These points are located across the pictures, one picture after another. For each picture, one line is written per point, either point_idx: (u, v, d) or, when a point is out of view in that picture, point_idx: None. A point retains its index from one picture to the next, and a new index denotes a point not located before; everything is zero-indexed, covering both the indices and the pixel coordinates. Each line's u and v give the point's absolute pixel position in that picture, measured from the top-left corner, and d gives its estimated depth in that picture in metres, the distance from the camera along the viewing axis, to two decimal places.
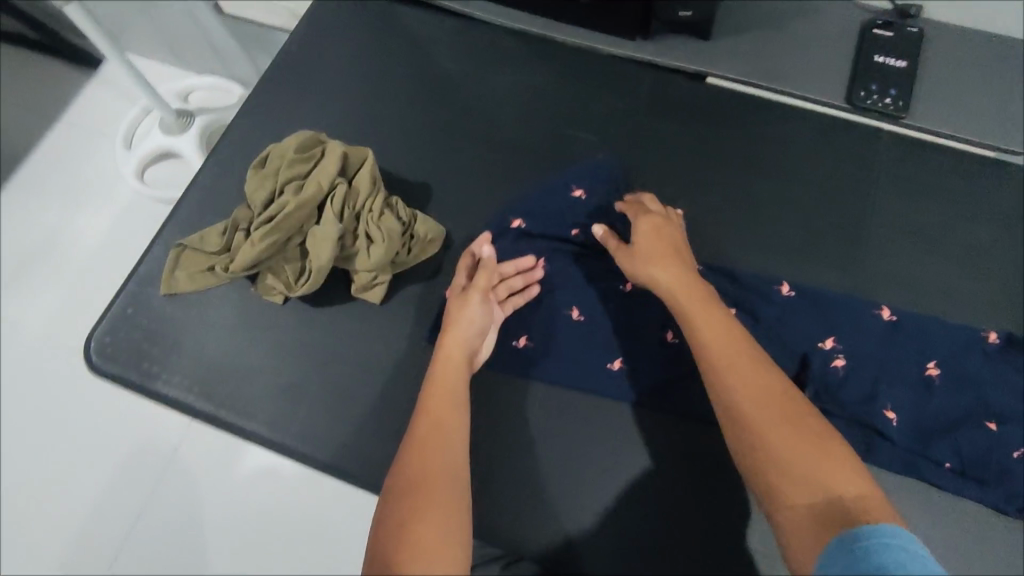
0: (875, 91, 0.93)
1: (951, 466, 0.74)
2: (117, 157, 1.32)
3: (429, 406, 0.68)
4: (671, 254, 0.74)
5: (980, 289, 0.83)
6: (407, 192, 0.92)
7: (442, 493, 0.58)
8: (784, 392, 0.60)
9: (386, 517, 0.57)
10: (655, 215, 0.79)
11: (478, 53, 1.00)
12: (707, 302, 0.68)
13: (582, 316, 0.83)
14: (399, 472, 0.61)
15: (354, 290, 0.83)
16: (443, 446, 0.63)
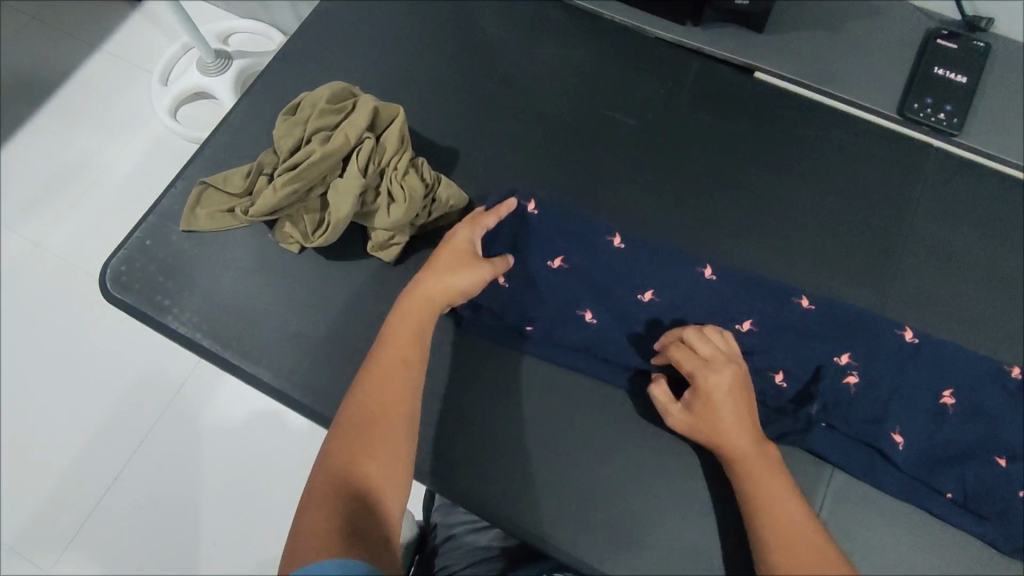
0: (930, 105, 0.88)
1: (952, 496, 0.71)
2: (154, 91, 1.32)
3: (393, 335, 0.70)
4: (722, 409, 0.68)
5: (1012, 322, 0.80)
6: (435, 155, 0.91)
7: (393, 437, 0.63)
8: (792, 504, 0.64)
9: (335, 443, 0.62)
10: (717, 363, 0.70)
11: (523, 23, 0.98)
12: (743, 446, 0.67)
13: (593, 320, 0.81)
14: (355, 399, 0.66)
15: (370, 247, 0.82)
16: (399, 381, 0.67)
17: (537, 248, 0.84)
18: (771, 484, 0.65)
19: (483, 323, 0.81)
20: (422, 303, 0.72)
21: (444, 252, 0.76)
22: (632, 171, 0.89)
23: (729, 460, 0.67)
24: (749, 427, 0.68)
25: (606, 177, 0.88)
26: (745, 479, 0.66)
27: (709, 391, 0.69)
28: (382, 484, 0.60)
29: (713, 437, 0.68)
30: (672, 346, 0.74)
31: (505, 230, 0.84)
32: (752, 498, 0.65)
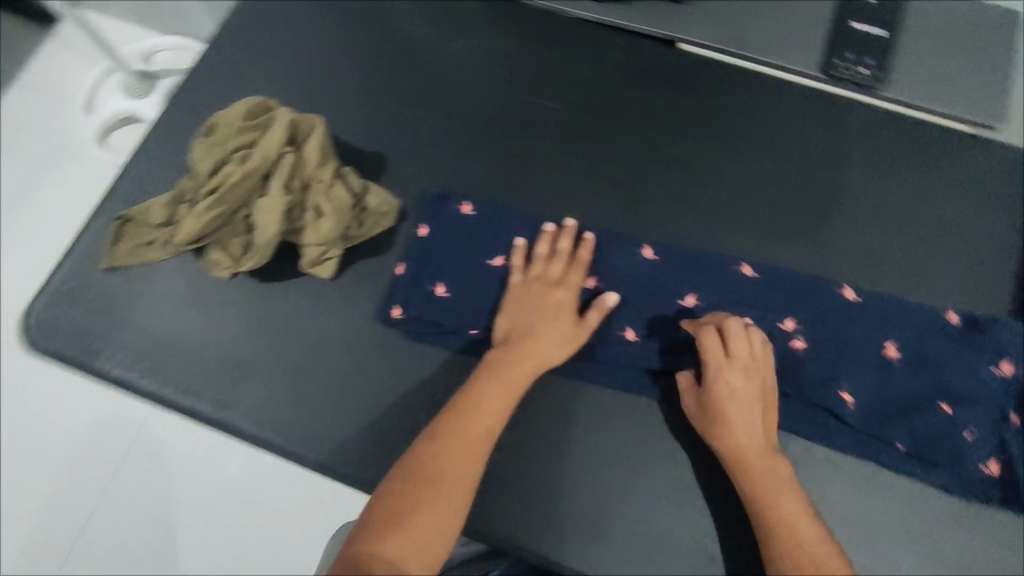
0: (852, 60, 0.89)
1: (903, 447, 0.72)
2: (82, 123, 1.31)
3: (486, 401, 0.70)
4: (730, 408, 0.69)
5: (949, 267, 0.81)
6: (362, 162, 0.88)
7: (458, 502, 0.64)
8: (802, 516, 0.64)
9: (394, 484, 0.64)
10: (734, 365, 0.70)
11: (440, 16, 0.96)
12: (752, 450, 0.68)
13: None
14: (430, 448, 0.66)
15: (304, 265, 0.79)
16: (477, 451, 0.67)
17: (473, 247, 0.82)
18: (784, 502, 0.65)
19: (424, 330, 0.79)
20: (523, 375, 0.72)
21: (563, 313, 0.75)
22: (564, 157, 0.87)
23: (740, 470, 0.68)
24: (759, 438, 0.68)
25: (538, 166, 0.87)
26: (754, 492, 0.66)
27: (719, 389, 0.69)
28: (437, 542, 0.62)
29: (721, 438, 0.68)
30: (702, 333, 0.73)
31: (439, 230, 0.83)
32: (762, 512, 0.65)
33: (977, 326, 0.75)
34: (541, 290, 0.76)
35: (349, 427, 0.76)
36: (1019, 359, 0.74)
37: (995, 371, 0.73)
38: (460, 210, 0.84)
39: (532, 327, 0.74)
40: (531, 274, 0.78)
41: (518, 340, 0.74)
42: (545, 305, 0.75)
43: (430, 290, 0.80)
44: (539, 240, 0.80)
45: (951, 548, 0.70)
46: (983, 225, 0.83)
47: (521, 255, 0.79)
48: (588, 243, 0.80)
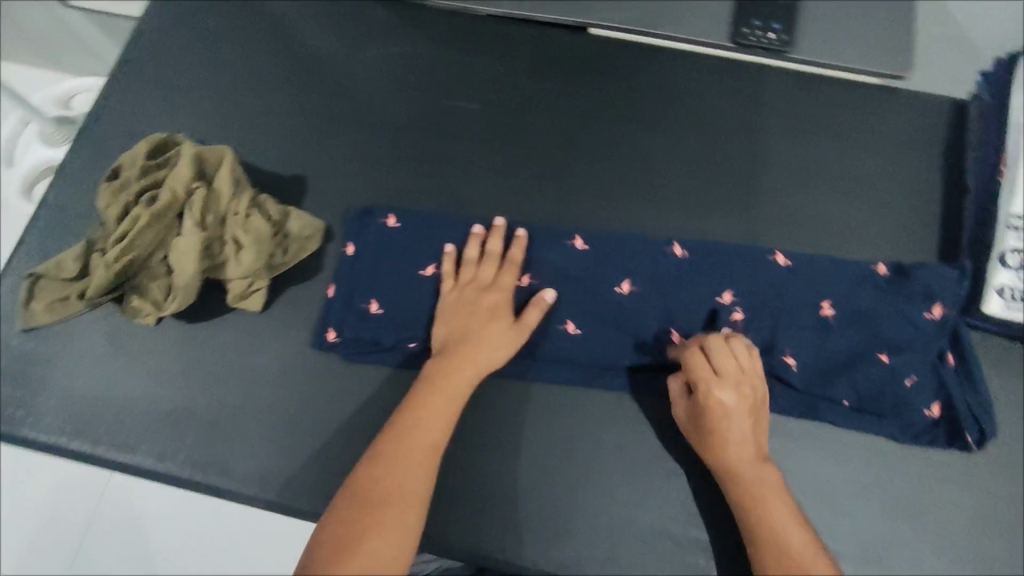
0: (759, 26, 0.89)
1: (848, 402, 0.73)
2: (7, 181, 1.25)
3: (427, 414, 0.68)
4: (723, 425, 0.67)
5: (874, 220, 0.82)
6: (281, 187, 0.86)
7: (410, 519, 0.62)
8: (790, 520, 0.64)
9: (342, 511, 0.62)
10: (724, 383, 0.68)
11: (344, 28, 0.93)
12: (745, 463, 0.67)
13: None
14: (373, 469, 0.65)
15: (231, 300, 0.77)
16: (423, 466, 0.66)
17: (402, 259, 0.80)
18: (780, 512, 0.64)
19: (362, 349, 0.77)
20: (461, 384, 0.70)
21: (500, 316, 0.74)
22: (485, 157, 0.86)
23: (736, 485, 0.67)
24: (752, 452, 0.67)
25: (460, 169, 0.86)
26: (749, 502, 0.66)
27: (712, 409, 0.68)
28: (389, 564, 0.59)
29: (715, 457, 0.68)
30: (689, 352, 0.71)
31: (367, 247, 0.81)
32: (757, 522, 0.65)
33: (907, 275, 0.76)
34: (473, 294, 0.75)
35: (297, 460, 0.74)
36: (951, 301, 0.74)
37: (929, 317, 0.74)
38: (385, 223, 0.82)
39: (469, 332, 0.73)
40: (463, 279, 0.77)
41: (455, 350, 0.72)
42: (480, 310, 0.74)
43: (364, 309, 0.78)
44: (469, 243, 0.79)
45: (903, 497, 0.71)
46: (903, 175, 0.84)
47: (452, 259, 0.78)
48: (520, 241, 0.79)
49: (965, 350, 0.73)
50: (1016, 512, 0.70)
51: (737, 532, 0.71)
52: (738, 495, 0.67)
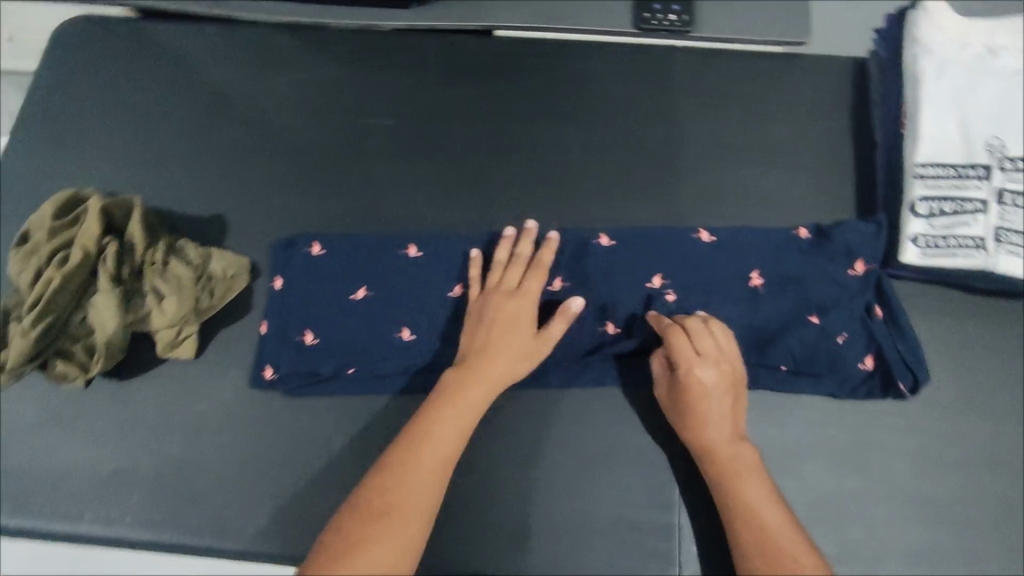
0: (660, 9, 0.89)
1: (786, 367, 0.74)
2: None
3: (440, 425, 0.67)
4: (704, 406, 0.68)
5: (791, 186, 0.83)
6: (201, 229, 0.84)
7: (413, 532, 0.61)
8: (767, 500, 0.65)
9: (342, 521, 0.61)
10: (705, 362, 0.69)
11: (245, 58, 0.91)
12: (724, 443, 0.68)
13: (412, 336, 0.77)
14: (382, 480, 0.63)
15: (161, 350, 0.75)
16: (433, 479, 0.64)
17: (332, 285, 0.79)
18: (756, 493, 0.65)
19: (302, 381, 0.76)
20: (480, 395, 0.69)
21: (521, 323, 0.72)
22: (405, 173, 0.85)
23: (714, 464, 0.68)
24: (731, 431, 0.68)
25: (382, 188, 0.85)
26: (727, 483, 0.67)
27: (693, 390, 0.69)
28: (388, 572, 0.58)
29: (695, 436, 0.69)
30: (669, 332, 0.71)
31: (295, 279, 0.80)
32: (734, 500, 0.66)
33: (827, 236, 0.77)
34: (497, 299, 0.73)
35: (250, 504, 0.73)
36: (871, 256, 0.76)
37: (852, 274, 0.76)
38: (309, 252, 0.81)
39: (490, 337, 0.72)
40: (491, 283, 0.75)
41: (477, 356, 0.71)
42: (507, 316, 0.72)
43: (299, 341, 0.77)
44: (500, 245, 0.77)
45: (848, 452, 0.72)
46: (816, 137, 0.85)
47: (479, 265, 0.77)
48: (550, 245, 0.76)
49: (891, 302, 0.75)
50: (956, 451, 0.72)
51: (692, 509, 0.73)
52: (717, 476, 0.68)
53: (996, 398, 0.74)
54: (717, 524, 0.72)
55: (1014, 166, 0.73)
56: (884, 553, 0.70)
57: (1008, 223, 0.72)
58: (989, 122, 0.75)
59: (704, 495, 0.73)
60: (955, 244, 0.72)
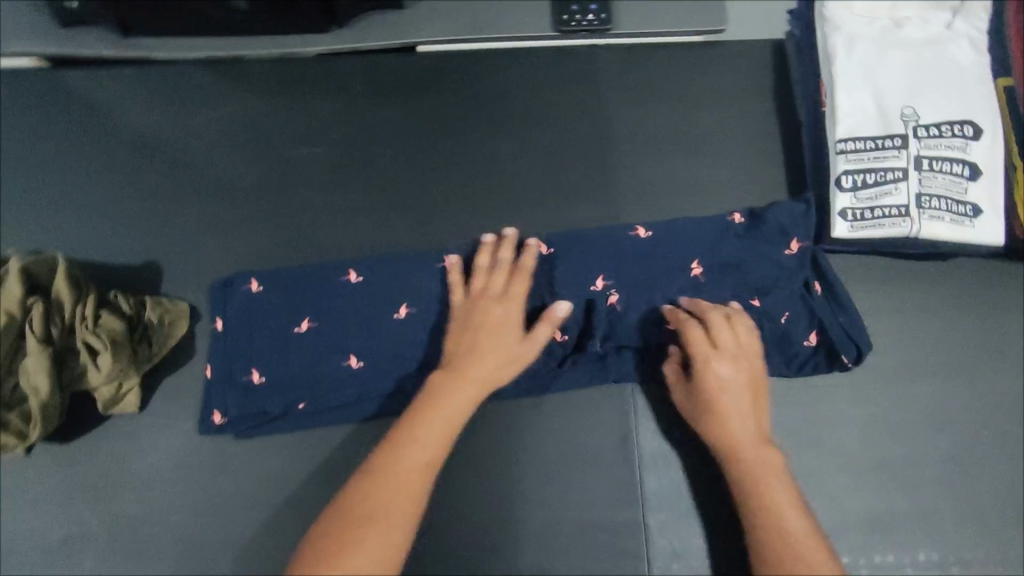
0: (577, 10, 0.88)
1: None
2: None
3: (424, 430, 0.65)
4: (723, 402, 0.68)
5: (721, 173, 0.84)
6: (135, 278, 0.82)
7: (397, 536, 0.59)
8: (789, 505, 0.64)
9: (328, 524, 0.59)
10: (721, 355, 0.69)
11: (163, 98, 0.88)
12: (748, 440, 0.67)
13: (360, 363, 0.76)
14: (369, 482, 0.61)
15: (103, 407, 0.73)
16: (415, 483, 0.62)
17: (274, 322, 0.78)
18: (779, 495, 0.64)
19: (252, 421, 0.75)
20: (466, 400, 0.67)
21: (507, 327, 0.70)
22: (339, 200, 0.84)
23: (736, 461, 0.67)
24: (754, 429, 0.68)
25: (316, 217, 0.84)
26: (748, 482, 0.66)
27: (710, 385, 0.68)
28: None
29: (718, 432, 0.68)
30: (683, 325, 0.72)
31: (234, 319, 0.78)
32: (753, 498, 0.65)
33: (760, 218, 0.78)
34: (482, 304, 0.72)
35: (212, 550, 0.73)
36: (805, 234, 0.77)
37: (789, 253, 0.76)
38: (246, 289, 0.79)
39: (475, 342, 0.70)
40: (475, 288, 0.74)
41: (462, 359, 0.69)
42: (493, 320, 0.71)
43: (246, 382, 0.76)
44: (479, 252, 0.76)
45: (800, 430, 0.73)
46: (741, 122, 0.86)
47: (458, 271, 0.76)
48: (531, 250, 0.75)
49: (830, 279, 0.75)
50: (903, 416, 0.74)
51: (653, 503, 0.73)
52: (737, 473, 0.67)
53: (936, 359, 0.75)
54: (678, 513, 0.73)
55: (928, 134, 0.74)
56: (844, 525, 0.71)
57: (929, 189, 0.73)
58: (903, 93, 0.76)
59: (663, 487, 0.74)
60: (880, 214, 0.74)
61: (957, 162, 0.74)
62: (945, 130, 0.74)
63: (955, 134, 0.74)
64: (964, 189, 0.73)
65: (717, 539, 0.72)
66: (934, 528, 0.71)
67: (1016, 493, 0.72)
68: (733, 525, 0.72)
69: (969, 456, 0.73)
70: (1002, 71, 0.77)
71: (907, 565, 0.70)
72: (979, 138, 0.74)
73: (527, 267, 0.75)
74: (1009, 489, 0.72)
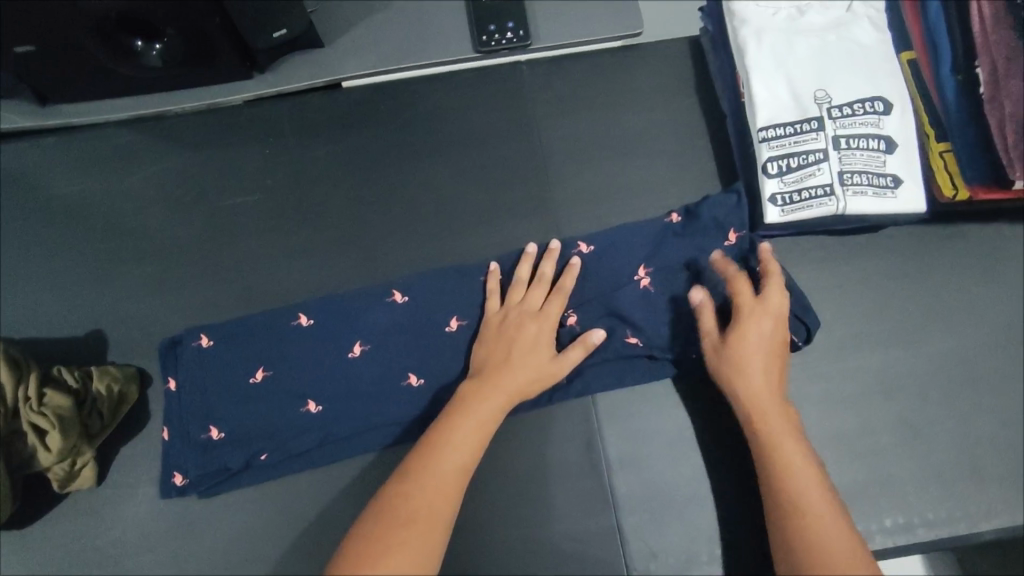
0: (496, 29, 0.88)
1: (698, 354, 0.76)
2: None
3: (456, 437, 0.66)
4: (757, 356, 0.68)
5: (654, 173, 0.86)
6: (79, 349, 0.81)
7: (437, 541, 0.59)
8: (817, 484, 0.63)
9: (370, 525, 0.59)
10: (766, 311, 0.69)
11: (90, 163, 0.87)
12: (778, 406, 0.67)
13: (319, 407, 0.76)
14: (401, 491, 0.61)
15: (58, 486, 0.72)
16: (453, 485, 0.63)
17: (226, 377, 0.77)
18: (804, 473, 0.63)
19: (213, 478, 0.74)
20: (495, 408, 0.68)
21: (539, 345, 0.72)
22: (280, 245, 0.84)
23: (759, 424, 0.67)
24: (779, 396, 0.68)
25: (258, 265, 0.83)
26: (775, 457, 0.65)
27: (748, 333, 0.69)
28: None
29: (745, 386, 0.68)
30: (738, 279, 0.72)
31: (187, 378, 0.77)
32: (775, 466, 0.64)
33: (696, 215, 0.79)
34: (519, 317, 0.74)
35: None
36: (740, 223, 0.78)
37: (728, 245, 0.78)
38: (197, 345, 0.78)
39: (505, 355, 0.72)
40: (512, 301, 0.76)
41: (497, 372, 0.70)
42: (527, 337, 0.72)
43: (206, 439, 0.75)
44: (522, 261, 0.78)
45: None
46: (668, 121, 0.88)
47: (497, 278, 0.78)
48: (574, 270, 0.77)
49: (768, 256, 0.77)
50: (854, 388, 0.76)
51: (626, 504, 0.74)
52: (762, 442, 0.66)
53: (879, 328, 0.78)
54: (650, 511, 0.74)
55: (842, 114, 0.77)
56: None
57: (850, 165, 0.75)
58: (815, 78, 0.79)
59: (635, 487, 0.75)
60: (807, 195, 0.75)
61: (872, 137, 0.76)
62: (857, 108, 0.77)
63: (867, 110, 0.77)
64: (883, 162, 0.76)
65: (690, 531, 0.73)
66: (896, 492, 0.73)
67: (970, 448, 0.74)
68: (704, 515, 0.74)
69: (921, 419, 0.75)
70: (903, 45, 0.80)
71: (875, 533, 0.71)
72: (890, 112, 0.77)
73: (567, 284, 0.76)
74: (962, 446, 0.74)
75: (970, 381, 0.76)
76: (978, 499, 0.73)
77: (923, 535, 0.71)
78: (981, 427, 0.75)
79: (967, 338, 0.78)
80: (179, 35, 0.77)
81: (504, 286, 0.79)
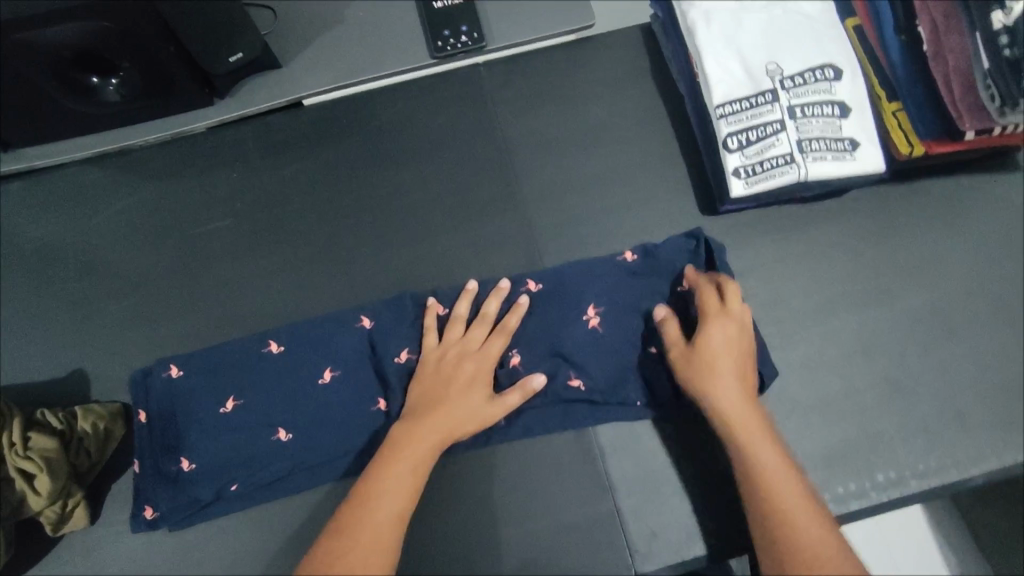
0: (450, 34, 0.89)
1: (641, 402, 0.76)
2: None
3: (393, 486, 0.65)
4: (723, 358, 0.69)
5: (618, 161, 0.87)
6: (63, 389, 0.80)
7: None
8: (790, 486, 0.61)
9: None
10: (729, 316, 0.71)
11: (53, 204, 0.87)
12: (747, 408, 0.66)
13: (288, 435, 0.75)
14: (336, 544, 0.61)
15: (51, 530, 0.71)
16: (387, 537, 0.62)
17: (194, 412, 0.76)
18: (778, 475, 0.62)
19: (178, 513, 0.74)
20: (427, 454, 0.67)
21: (474, 386, 0.72)
22: (252, 269, 0.84)
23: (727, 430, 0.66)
24: (745, 401, 0.67)
25: (235, 290, 0.83)
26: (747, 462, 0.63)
27: (710, 336, 0.70)
28: None
29: (710, 390, 0.68)
30: (699, 287, 0.74)
31: (161, 412, 0.77)
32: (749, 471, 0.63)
33: (653, 256, 0.80)
34: (456, 356, 0.74)
35: None
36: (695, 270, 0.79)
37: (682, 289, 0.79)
38: (169, 375, 0.78)
39: (442, 394, 0.71)
40: (451, 337, 0.76)
41: (432, 410, 0.70)
42: (463, 376, 0.72)
43: (177, 470, 0.74)
44: (461, 299, 0.78)
45: None
46: (627, 108, 0.90)
47: (434, 313, 0.78)
48: (519, 309, 0.77)
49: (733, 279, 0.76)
50: (834, 351, 0.77)
51: (623, 488, 0.75)
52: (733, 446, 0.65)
53: (852, 290, 0.79)
54: (647, 493, 0.74)
55: (795, 84, 0.79)
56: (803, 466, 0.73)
57: (807, 133, 0.77)
58: (764, 51, 0.80)
59: (631, 470, 0.75)
60: (769, 166, 0.77)
61: (827, 104, 0.78)
62: (808, 77, 0.79)
63: (818, 78, 0.78)
64: (839, 127, 0.77)
65: (687, 509, 0.74)
66: (885, 447, 0.74)
67: (954, 398, 0.76)
68: (700, 492, 0.74)
69: (903, 374, 0.76)
70: (846, 14, 0.83)
71: (869, 490, 0.72)
72: (841, 78, 0.78)
73: (506, 322, 0.76)
74: (944, 396, 0.76)
75: (946, 332, 0.78)
76: (965, 446, 0.74)
77: (916, 486, 0.73)
78: (962, 376, 0.76)
79: (938, 290, 0.79)
80: (135, 67, 0.77)
81: (442, 321, 0.79)
